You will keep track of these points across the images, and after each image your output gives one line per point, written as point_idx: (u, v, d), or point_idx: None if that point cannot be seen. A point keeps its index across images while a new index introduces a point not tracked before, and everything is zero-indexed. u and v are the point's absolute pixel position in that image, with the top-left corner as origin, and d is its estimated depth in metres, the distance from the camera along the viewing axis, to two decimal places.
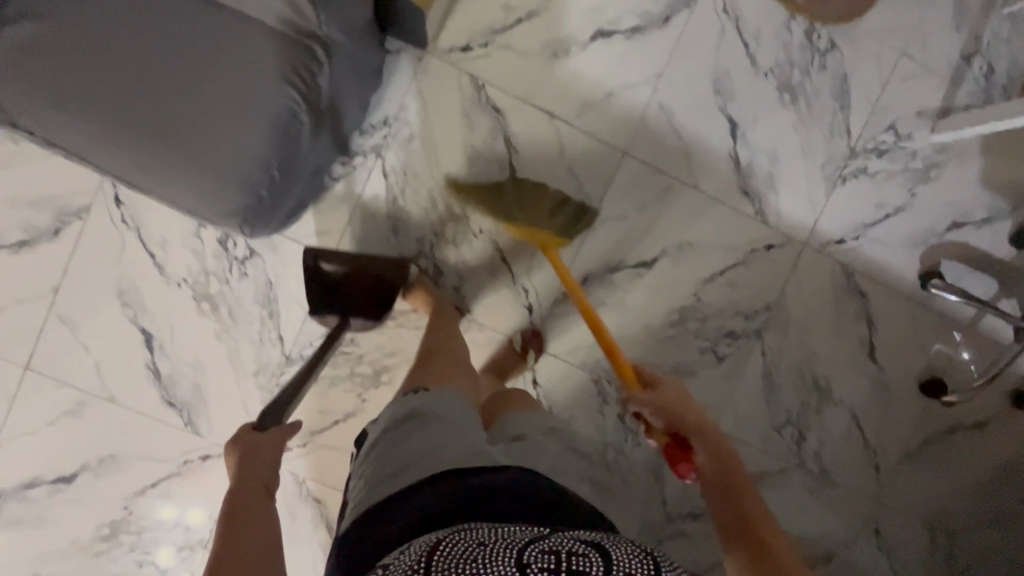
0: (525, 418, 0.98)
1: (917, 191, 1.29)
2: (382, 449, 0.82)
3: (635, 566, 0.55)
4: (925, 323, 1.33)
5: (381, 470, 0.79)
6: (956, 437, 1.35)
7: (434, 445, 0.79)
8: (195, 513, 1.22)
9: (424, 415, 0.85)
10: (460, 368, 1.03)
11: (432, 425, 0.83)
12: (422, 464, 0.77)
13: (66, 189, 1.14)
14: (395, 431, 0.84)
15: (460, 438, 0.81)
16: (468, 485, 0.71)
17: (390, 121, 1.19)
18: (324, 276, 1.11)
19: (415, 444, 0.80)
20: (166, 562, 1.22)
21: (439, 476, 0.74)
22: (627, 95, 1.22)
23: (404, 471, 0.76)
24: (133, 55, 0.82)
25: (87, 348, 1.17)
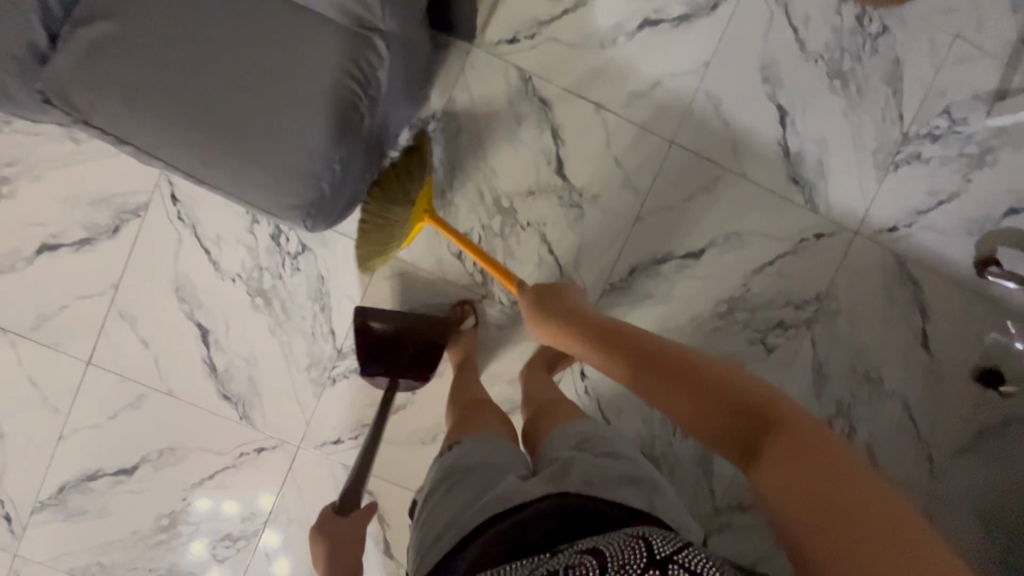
0: (575, 425, 0.91)
1: (972, 177, 1.26)
2: (424, 515, 0.82)
3: (630, 558, 0.54)
4: (980, 312, 1.30)
5: (425, 537, 0.78)
6: (1012, 428, 1.32)
7: (464, 505, 0.78)
8: (230, 504, 1.24)
9: (452, 476, 0.84)
10: (493, 412, 1.01)
11: (462, 480, 0.82)
12: (455, 527, 0.74)
13: (124, 187, 1.17)
14: (430, 495, 0.84)
15: (487, 488, 0.79)
16: (479, 543, 0.68)
17: (438, 115, 1.20)
18: (374, 335, 1.12)
19: (446, 507, 0.80)
20: (199, 555, 1.24)
21: (459, 548, 0.70)
22: (673, 84, 1.22)
23: (451, 525, 0.76)
24: (207, 55, 0.86)
25: (146, 343, 1.20)
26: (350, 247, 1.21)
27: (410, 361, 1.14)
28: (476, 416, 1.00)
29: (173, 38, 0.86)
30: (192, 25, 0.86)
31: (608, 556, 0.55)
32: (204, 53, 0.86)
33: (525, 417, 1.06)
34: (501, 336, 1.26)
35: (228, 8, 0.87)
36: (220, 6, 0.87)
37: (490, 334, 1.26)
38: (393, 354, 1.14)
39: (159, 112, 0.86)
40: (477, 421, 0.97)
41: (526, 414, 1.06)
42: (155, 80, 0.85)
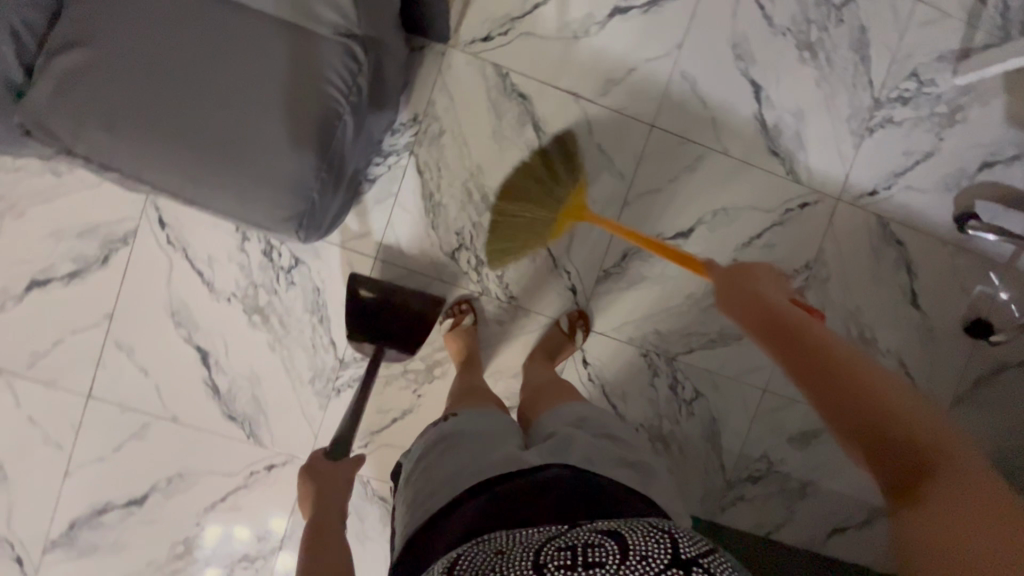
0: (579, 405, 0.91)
1: (944, 135, 1.29)
2: (416, 476, 0.80)
3: (654, 550, 0.54)
4: (964, 265, 1.33)
5: (420, 492, 0.76)
6: (1004, 375, 1.36)
7: (465, 465, 0.75)
8: (242, 528, 1.23)
9: (450, 438, 0.82)
10: (491, 398, 1.02)
11: (461, 443, 0.80)
12: (457, 483, 0.73)
13: (109, 216, 1.16)
14: (425, 456, 0.82)
15: (490, 450, 0.77)
16: (490, 497, 0.67)
17: (419, 118, 1.21)
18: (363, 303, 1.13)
19: (443, 464, 0.77)
20: None
21: (465, 496, 0.69)
22: (648, 69, 1.23)
23: (439, 488, 0.73)
24: (185, 75, 0.86)
25: (145, 371, 1.19)
26: (343, 256, 1.21)
27: (399, 331, 1.13)
28: (476, 398, 1.00)
29: (148, 59, 0.85)
30: (166, 45, 0.85)
31: (629, 541, 0.55)
32: (182, 73, 0.86)
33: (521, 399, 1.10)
34: (501, 331, 1.27)
35: (199, 24, 0.86)
36: (191, 22, 0.86)
37: (491, 330, 1.27)
38: (382, 323, 1.13)
39: (141, 135, 0.86)
40: (478, 402, 0.97)
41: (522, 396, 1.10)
42: (134, 104, 0.85)
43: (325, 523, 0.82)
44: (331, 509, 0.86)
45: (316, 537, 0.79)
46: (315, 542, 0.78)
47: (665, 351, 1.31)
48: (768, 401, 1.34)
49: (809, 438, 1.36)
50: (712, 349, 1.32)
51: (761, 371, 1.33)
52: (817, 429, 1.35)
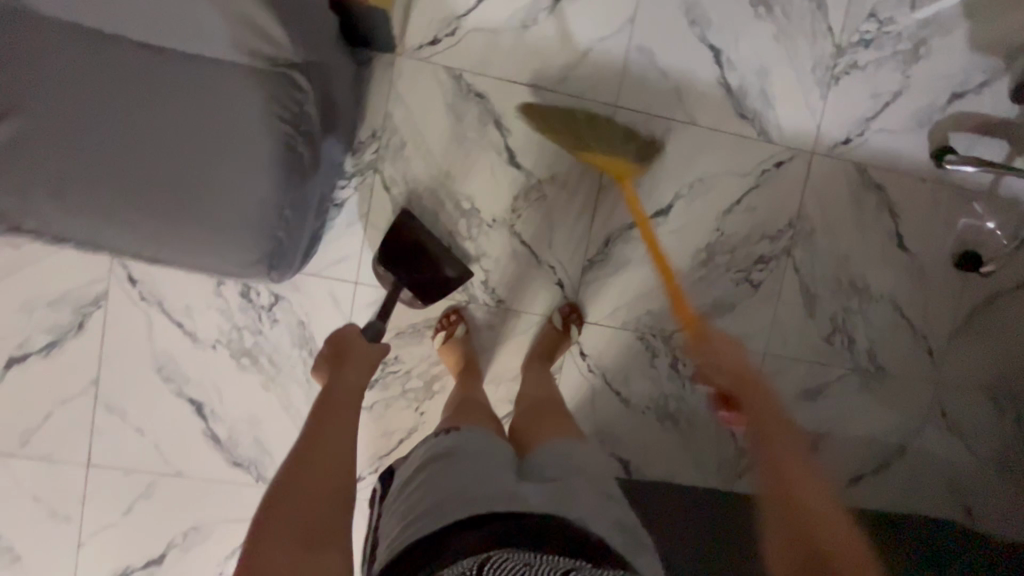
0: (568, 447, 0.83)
1: (910, 72, 1.27)
2: (410, 492, 0.76)
3: None
4: (947, 200, 1.32)
5: (411, 511, 0.71)
6: (999, 303, 1.37)
7: (464, 484, 0.70)
8: None
9: (452, 454, 0.78)
10: (483, 413, 0.97)
11: (461, 462, 0.75)
12: (459, 501, 0.67)
13: (77, 280, 1.13)
14: (423, 470, 0.78)
15: (491, 476, 0.72)
16: (520, 527, 0.63)
17: (378, 133, 1.17)
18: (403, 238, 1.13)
19: (444, 480, 0.73)
20: None
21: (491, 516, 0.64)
22: (604, 49, 1.20)
23: (437, 505, 0.69)
24: (121, 129, 0.82)
25: (142, 431, 1.17)
26: (323, 285, 1.19)
27: (421, 281, 1.13)
28: (470, 411, 0.96)
29: (79, 118, 0.81)
30: (93, 99, 0.80)
31: None
32: (117, 126, 0.81)
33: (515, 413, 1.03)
34: (494, 336, 1.25)
35: (121, 69, 0.80)
36: (112, 69, 0.80)
37: (484, 336, 1.25)
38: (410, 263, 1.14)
39: (89, 200, 0.83)
40: (475, 416, 0.93)
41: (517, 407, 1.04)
42: (73, 168, 0.82)
43: (332, 398, 0.86)
44: (345, 380, 0.90)
45: (319, 414, 0.82)
46: (313, 426, 0.80)
47: (661, 330, 1.30)
48: (770, 365, 1.34)
49: (816, 393, 1.36)
50: (707, 322, 1.31)
51: (759, 336, 1.33)
52: (823, 384, 1.36)
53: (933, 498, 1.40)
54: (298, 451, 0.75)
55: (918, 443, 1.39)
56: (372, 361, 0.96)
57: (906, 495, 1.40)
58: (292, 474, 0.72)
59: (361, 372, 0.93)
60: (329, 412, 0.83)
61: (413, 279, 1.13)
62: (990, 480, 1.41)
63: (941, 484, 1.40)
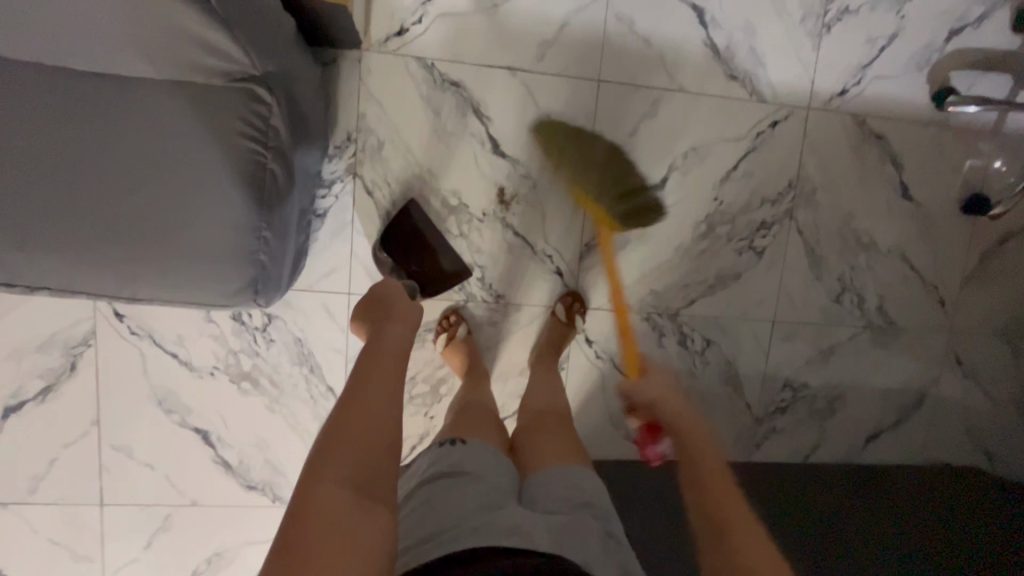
0: (568, 473, 0.80)
1: (905, 10, 1.20)
2: (410, 510, 0.73)
3: None
4: (951, 143, 1.27)
5: (409, 535, 0.68)
6: (1009, 244, 1.33)
7: (470, 512, 0.68)
8: None
9: (460, 474, 0.76)
10: (490, 420, 0.95)
11: (470, 484, 0.74)
12: (464, 530, 0.65)
13: (62, 321, 1.09)
14: (429, 487, 0.75)
15: (500, 508, 0.70)
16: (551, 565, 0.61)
17: (353, 136, 1.12)
18: (407, 228, 1.12)
19: (451, 504, 0.70)
20: None
21: (506, 549, 0.62)
22: (580, 19, 1.13)
23: (445, 530, 0.66)
24: (78, 168, 0.77)
25: (151, 466, 1.15)
26: (315, 300, 1.15)
27: (421, 275, 1.13)
28: (474, 419, 0.94)
29: (32, 161, 0.75)
30: (43, 140, 0.75)
31: None
32: (74, 166, 0.77)
33: (520, 419, 1.01)
34: (496, 333, 1.22)
35: (69, 104, 0.74)
36: (59, 106, 0.74)
37: (485, 334, 1.22)
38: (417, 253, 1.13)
39: (56, 246, 0.79)
40: (481, 427, 0.91)
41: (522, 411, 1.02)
42: (34, 214, 0.77)
43: (381, 353, 0.77)
44: (391, 335, 0.81)
45: (368, 367, 0.73)
46: (364, 379, 0.71)
47: (666, 309, 1.27)
48: (779, 332, 1.31)
49: (829, 354, 1.33)
50: (712, 295, 1.28)
51: (766, 304, 1.29)
52: (835, 344, 1.33)
53: (954, 445, 1.39)
54: (348, 404, 0.67)
55: (936, 392, 1.37)
56: (414, 320, 0.86)
57: (926, 446, 1.39)
58: (345, 430, 0.64)
59: (407, 330, 0.83)
60: (382, 369, 0.74)
61: (412, 271, 1.12)
62: (1010, 422, 1.40)
63: (961, 430, 1.39)
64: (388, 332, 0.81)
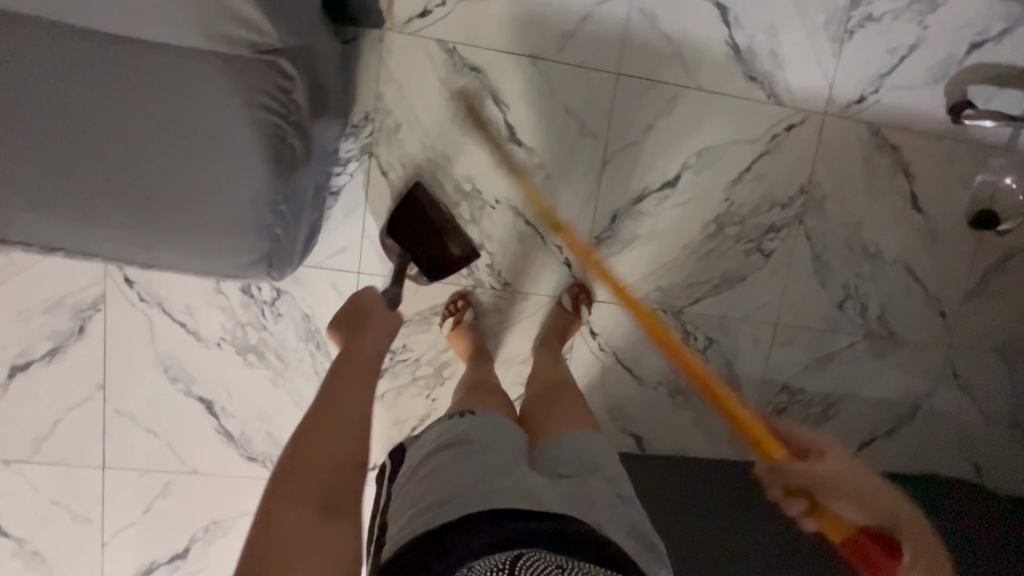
0: (575, 439, 0.81)
1: (927, 22, 1.20)
2: (418, 479, 0.74)
3: None
4: (963, 157, 1.28)
5: (417, 502, 0.69)
6: (1013, 261, 1.34)
7: (476, 479, 0.69)
8: None
9: (466, 443, 0.76)
10: (496, 396, 0.97)
11: (477, 451, 0.74)
12: (472, 497, 0.66)
13: (71, 285, 1.10)
14: (435, 458, 0.76)
15: (507, 472, 0.71)
16: (548, 530, 0.63)
17: (371, 116, 1.12)
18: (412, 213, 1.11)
19: (458, 471, 0.71)
20: None
21: (521, 511, 0.64)
22: (604, 12, 1.13)
23: (453, 496, 0.67)
24: (99, 132, 0.77)
25: (154, 432, 1.17)
26: (325, 277, 1.16)
27: (425, 261, 1.12)
28: (480, 398, 0.95)
29: (51, 120, 0.75)
30: (64, 100, 0.75)
31: None
32: (96, 128, 0.77)
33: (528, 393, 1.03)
34: (501, 320, 1.23)
35: (92, 66, 0.74)
36: (82, 67, 0.74)
37: (491, 321, 1.23)
38: (417, 238, 1.11)
39: (74, 207, 0.80)
40: (486, 404, 0.92)
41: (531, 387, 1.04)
42: (54, 176, 0.77)
43: (351, 366, 0.77)
44: (363, 347, 0.81)
45: (336, 384, 0.73)
46: (331, 395, 0.71)
47: (671, 306, 1.28)
48: (781, 334, 1.32)
49: (827, 359, 1.35)
50: (716, 295, 1.29)
51: (769, 307, 1.31)
52: (835, 351, 1.34)
53: (944, 457, 1.41)
54: (312, 425, 0.66)
55: (929, 405, 1.39)
56: (392, 327, 0.88)
57: (916, 456, 1.41)
58: (308, 450, 0.64)
59: (379, 340, 0.84)
60: (351, 382, 0.73)
61: (417, 259, 1.11)
62: (1000, 437, 1.42)
63: (953, 443, 1.41)
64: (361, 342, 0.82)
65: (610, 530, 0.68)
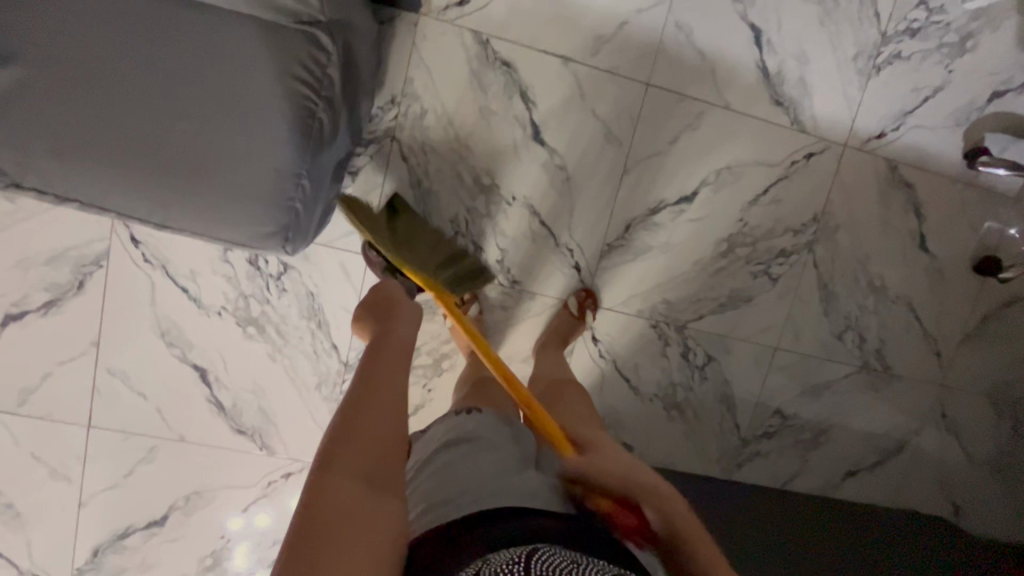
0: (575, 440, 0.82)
1: (954, 66, 1.22)
2: (424, 479, 0.73)
3: None
4: (974, 203, 1.30)
5: (424, 499, 0.69)
6: (1011, 310, 1.36)
7: (485, 478, 0.69)
8: (261, 515, 1.22)
9: (475, 441, 0.76)
10: (499, 395, 0.97)
11: (482, 453, 0.74)
12: (481, 494, 0.66)
13: (77, 238, 1.08)
14: (441, 455, 0.76)
15: (514, 473, 0.71)
16: (558, 525, 0.62)
17: (398, 100, 1.11)
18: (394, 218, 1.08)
19: (466, 471, 0.71)
20: (241, 566, 1.23)
21: (532, 510, 0.63)
22: (640, 21, 1.13)
23: (463, 493, 0.67)
24: (131, 87, 0.76)
25: (145, 396, 1.15)
26: (334, 257, 1.15)
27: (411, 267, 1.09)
28: (484, 395, 0.96)
29: (84, 69, 0.74)
30: (100, 50, 0.74)
31: None
32: (128, 82, 0.75)
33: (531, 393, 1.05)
34: (506, 317, 1.23)
35: (135, 18, 0.74)
36: (125, 20, 0.74)
37: (495, 317, 1.23)
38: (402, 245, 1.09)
39: (93, 161, 0.78)
40: (488, 403, 0.92)
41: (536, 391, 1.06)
42: (78, 126, 0.76)
43: (385, 355, 0.77)
44: (394, 336, 0.82)
45: (372, 372, 0.73)
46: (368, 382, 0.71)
47: (675, 320, 1.28)
48: (779, 359, 1.33)
49: (823, 388, 1.36)
50: (721, 314, 1.29)
51: (771, 330, 1.31)
52: (830, 380, 1.36)
53: (926, 496, 1.43)
54: (351, 408, 0.67)
55: (916, 442, 1.40)
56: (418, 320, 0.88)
57: (899, 492, 1.42)
58: (351, 431, 0.63)
59: (410, 331, 0.85)
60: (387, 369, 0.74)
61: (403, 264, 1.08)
62: (981, 481, 1.44)
63: (935, 482, 1.43)
64: (394, 333, 0.83)
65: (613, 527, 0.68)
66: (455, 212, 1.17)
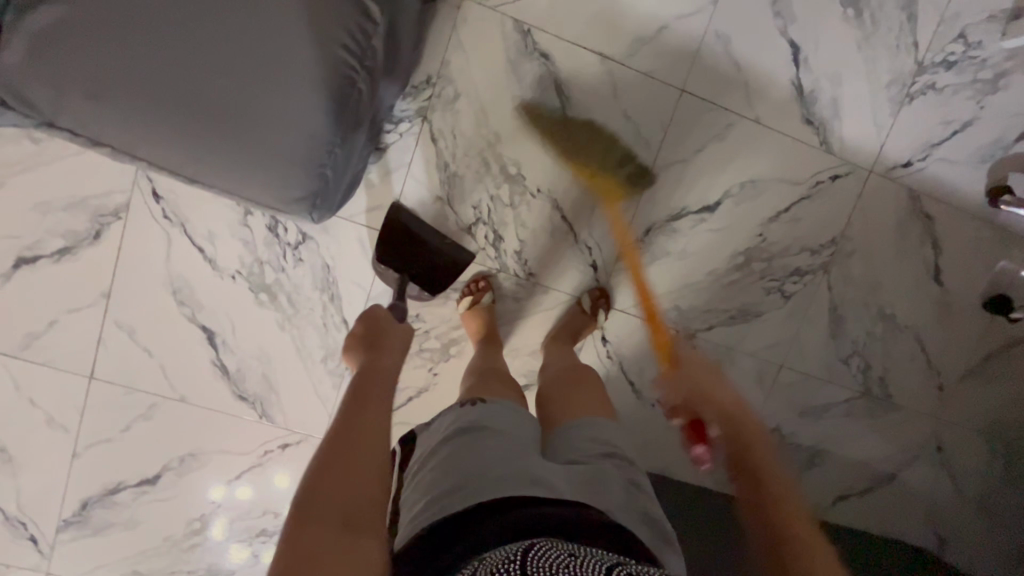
0: (585, 428, 0.82)
1: (985, 102, 1.22)
2: (433, 464, 0.72)
3: None
4: (990, 240, 1.31)
5: (429, 487, 0.69)
6: (1014, 350, 1.37)
7: (493, 464, 0.69)
8: (245, 488, 1.21)
9: (485, 427, 0.76)
10: (508, 385, 0.98)
11: (490, 439, 0.73)
12: (483, 483, 0.66)
13: (97, 188, 1.07)
14: (448, 444, 0.74)
15: (522, 458, 0.70)
16: (558, 515, 0.62)
17: (433, 81, 1.11)
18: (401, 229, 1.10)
19: (473, 458, 0.70)
20: (220, 535, 1.22)
21: (530, 500, 0.63)
22: (681, 26, 1.14)
23: (467, 483, 0.66)
24: (172, 38, 0.75)
25: (150, 353, 1.14)
26: (353, 232, 1.14)
27: (423, 274, 1.12)
28: (493, 382, 0.96)
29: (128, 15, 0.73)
30: None
31: None
32: (168, 32, 0.75)
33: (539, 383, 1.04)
34: (518, 309, 1.23)
35: None
36: None
37: (508, 307, 1.23)
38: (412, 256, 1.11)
39: (127, 108, 0.78)
40: (499, 391, 0.92)
41: (543, 379, 1.04)
42: (114, 72, 0.75)
43: (367, 383, 0.80)
44: (378, 366, 0.85)
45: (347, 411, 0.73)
46: (350, 414, 0.72)
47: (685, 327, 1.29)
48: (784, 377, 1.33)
49: (824, 409, 1.36)
50: (731, 327, 1.30)
51: (779, 347, 1.32)
52: (831, 403, 1.36)
53: (914, 528, 1.43)
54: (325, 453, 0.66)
55: (908, 474, 1.41)
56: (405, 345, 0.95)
57: (888, 521, 1.42)
58: (322, 476, 0.63)
59: (396, 356, 0.90)
60: (368, 401, 0.76)
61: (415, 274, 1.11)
62: (969, 518, 1.44)
63: (924, 516, 1.43)
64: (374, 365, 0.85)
65: (618, 516, 0.68)
66: (479, 198, 1.17)
